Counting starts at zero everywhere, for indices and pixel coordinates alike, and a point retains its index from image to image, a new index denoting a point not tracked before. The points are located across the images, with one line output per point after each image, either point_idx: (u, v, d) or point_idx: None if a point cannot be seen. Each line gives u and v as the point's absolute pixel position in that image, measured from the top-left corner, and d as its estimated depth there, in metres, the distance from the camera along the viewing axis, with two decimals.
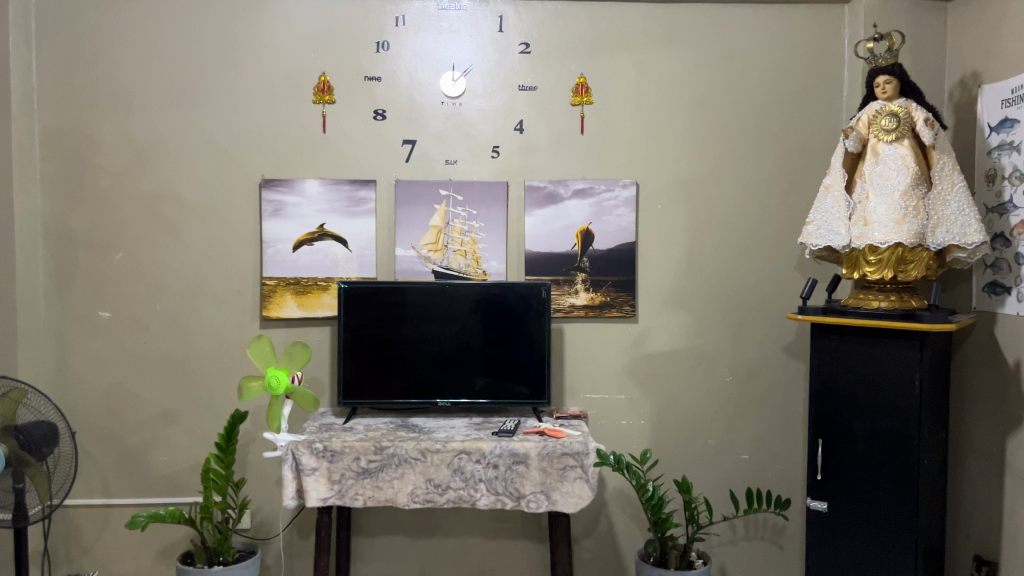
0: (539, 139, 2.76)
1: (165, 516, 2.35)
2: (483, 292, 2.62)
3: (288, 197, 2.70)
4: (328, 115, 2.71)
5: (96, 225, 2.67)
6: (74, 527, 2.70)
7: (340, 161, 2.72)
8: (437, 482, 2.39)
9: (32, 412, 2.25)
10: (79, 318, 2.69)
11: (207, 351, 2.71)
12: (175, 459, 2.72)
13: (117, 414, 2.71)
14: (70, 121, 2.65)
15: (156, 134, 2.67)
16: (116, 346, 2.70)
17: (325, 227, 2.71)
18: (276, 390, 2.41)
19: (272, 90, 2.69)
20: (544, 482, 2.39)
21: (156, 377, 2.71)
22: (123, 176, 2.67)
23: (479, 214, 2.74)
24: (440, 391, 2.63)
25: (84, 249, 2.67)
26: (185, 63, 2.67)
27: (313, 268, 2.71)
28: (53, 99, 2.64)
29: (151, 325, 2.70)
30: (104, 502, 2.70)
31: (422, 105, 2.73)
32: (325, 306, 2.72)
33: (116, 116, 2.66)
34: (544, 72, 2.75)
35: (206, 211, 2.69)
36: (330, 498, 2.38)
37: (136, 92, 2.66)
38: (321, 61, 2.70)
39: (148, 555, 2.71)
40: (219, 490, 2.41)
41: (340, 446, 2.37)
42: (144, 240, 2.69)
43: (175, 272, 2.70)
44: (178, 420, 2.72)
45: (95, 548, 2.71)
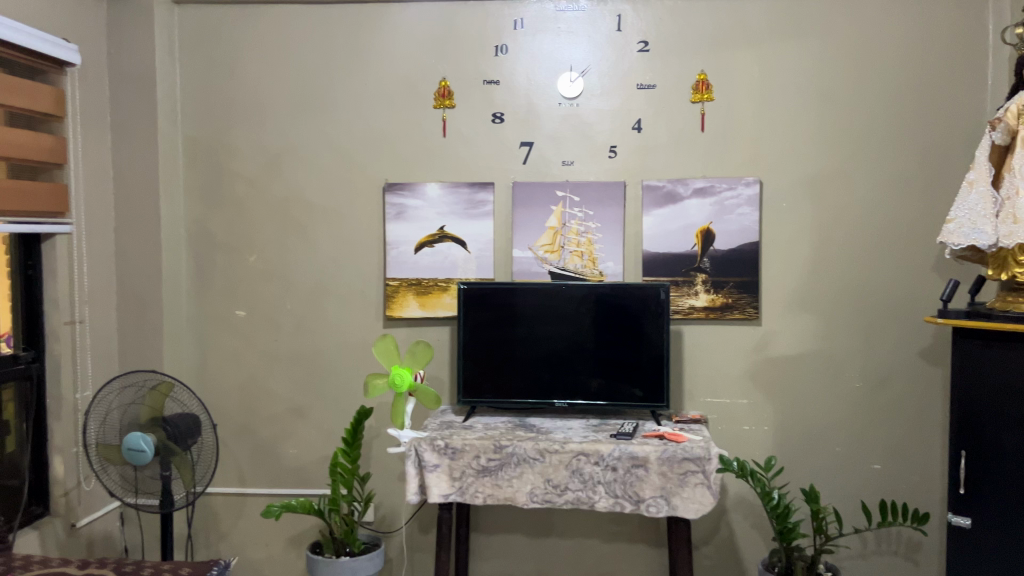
0: (657, 138, 2.72)
1: (297, 507, 2.46)
2: (600, 294, 2.60)
3: (409, 200, 2.77)
4: (448, 118, 2.76)
5: (233, 229, 2.83)
6: (213, 513, 2.86)
7: (459, 163, 2.77)
8: (555, 482, 2.39)
9: (178, 404, 2.42)
10: (217, 316, 2.85)
11: (333, 349, 2.82)
12: (304, 452, 2.84)
13: (251, 408, 2.85)
14: (210, 130, 2.82)
15: (287, 141, 2.80)
16: (250, 343, 2.84)
17: (445, 230, 2.77)
18: (400, 387, 2.48)
19: (394, 95, 2.77)
20: (664, 486, 2.36)
21: (287, 373, 2.84)
22: (257, 181, 2.81)
23: (596, 214, 2.73)
24: (556, 391, 2.64)
25: (222, 251, 2.83)
26: (313, 72, 2.78)
27: (433, 269, 2.77)
28: (195, 110, 2.82)
29: (282, 323, 2.83)
30: (240, 491, 2.85)
31: (539, 107, 2.74)
32: (445, 306, 2.77)
33: (250, 125, 2.81)
34: (663, 70, 2.71)
35: (334, 214, 2.80)
36: (452, 495, 2.43)
37: (269, 101, 2.80)
38: (442, 67, 2.75)
39: (279, 543, 2.85)
40: (346, 484, 2.50)
41: (460, 443, 2.42)
42: (276, 243, 2.82)
43: (304, 273, 2.82)
44: (307, 415, 2.84)
45: (231, 534, 2.86)
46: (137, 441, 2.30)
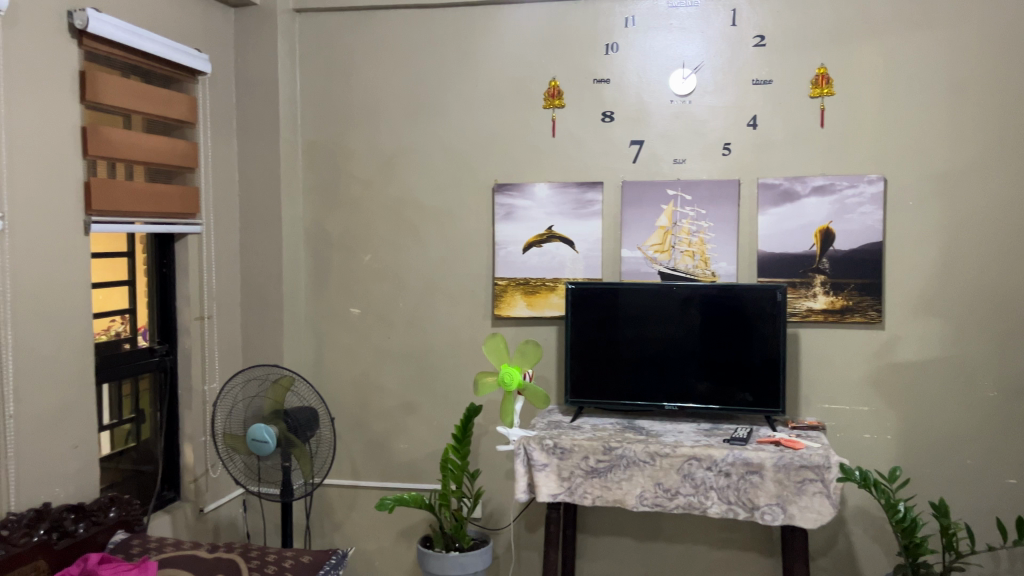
0: (774, 135, 2.64)
1: (409, 500, 2.52)
2: (712, 295, 2.54)
3: (519, 201, 2.78)
4: (558, 118, 2.76)
5: (348, 229, 2.92)
6: (328, 503, 2.96)
7: (568, 163, 2.76)
8: (666, 486, 2.35)
9: (298, 398, 2.51)
10: (333, 314, 2.94)
11: (443, 347, 2.87)
12: (414, 447, 2.90)
13: (365, 402, 2.93)
14: (328, 133, 2.91)
15: (400, 143, 2.87)
16: (364, 340, 2.93)
17: (553, 230, 2.77)
18: (509, 385, 2.50)
19: (505, 97, 2.79)
20: (780, 494, 2.28)
21: (398, 369, 2.91)
22: (372, 183, 2.89)
23: (709, 213, 2.67)
24: (665, 394, 2.59)
25: (338, 251, 2.93)
26: (425, 75, 2.84)
27: (541, 269, 2.78)
28: (314, 115, 2.92)
29: (394, 321, 2.90)
30: (353, 483, 2.94)
31: (650, 105, 2.71)
32: (552, 306, 2.77)
33: (366, 127, 2.89)
34: (780, 64, 2.62)
35: (444, 214, 2.85)
36: (560, 495, 2.43)
37: (384, 105, 2.87)
38: (553, 67, 2.76)
39: (390, 535, 2.92)
40: (456, 480, 2.54)
41: (569, 444, 2.41)
42: (389, 242, 2.89)
43: (416, 272, 2.88)
44: (417, 411, 2.90)
45: (345, 525, 2.96)
46: (261, 432, 2.41)
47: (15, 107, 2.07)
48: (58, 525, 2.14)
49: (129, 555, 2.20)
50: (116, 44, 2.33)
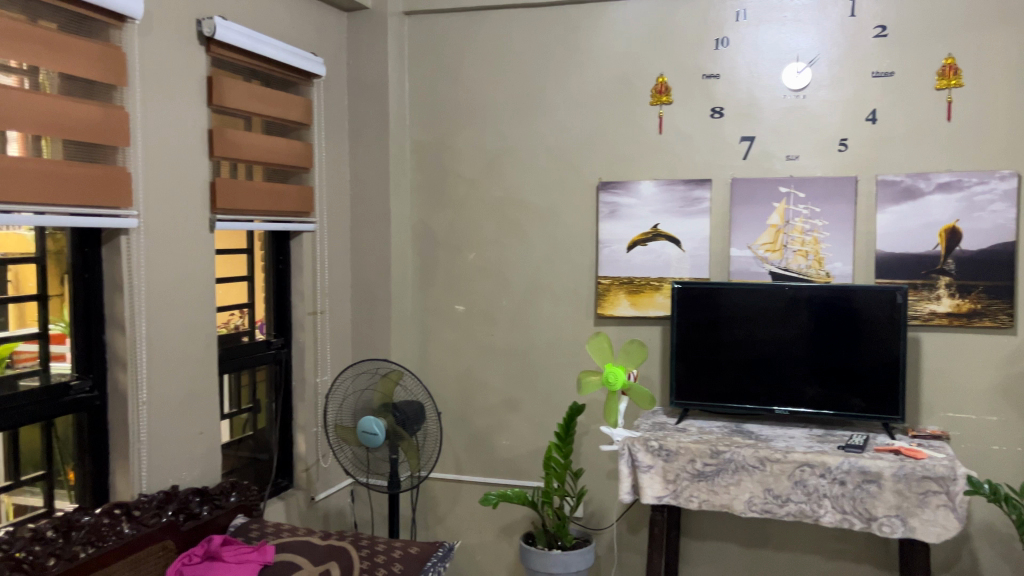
0: (895, 129, 2.52)
1: (512, 497, 2.54)
2: (827, 296, 2.45)
3: (624, 199, 2.76)
4: (665, 115, 2.72)
5: (454, 227, 2.96)
6: (432, 496, 3.02)
7: (676, 161, 2.72)
8: (776, 493, 2.28)
9: (406, 392, 2.56)
10: (438, 311, 3.00)
11: (546, 345, 2.87)
12: (517, 444, 2.92)
13: (468, 398, 2.97)
14: (435, 133, 2.97)
15: (506, 142, 2.89)
16: (468, 337, 2.97)
17: (659, 228, 2.73)
18: (613, 385, 2.48)
19: (612, 94, 2.77)
20: (900, 506, 2.18)
21: (501, 367, 2.93)
22: (477, 182, 2.93)
23: (824, 211, 2.57)
24: (775, 398, 2.51)
25: (444, 249, 2.98)
26: (531, 74, 2.85)
27: (647, 268, 2.74)
28: (422, 115, 2.98)
29: (498, 319, 2.93)
30: (456, 477, 2.99)
31: (762, 101, 2.63)
32: (657, 306, 2.73)
33: (471, 127, 2.92)
34: (903, 56, 2.50)
35: (549, 212, 2.85)
36: (665, 497, 2.40)
37: (490, 105, 2.90)
38: (660, 63, 2.72)
39: (492, 530, 2.95)
40: (559, 477, 2.54)
41: (675, 446, 2.37)
42: (493, 241, 2.92)
43: (519, 271, 2.90)
44: (520, 408, 2.91)
45: (448, 518, 3.01)
46: (370, 424, 2.47)
47: (149, 111, 2.20)
48: (184, 507, 2.26)
49: (249, 538, 2.31)
50: (238, 49, 2.44)
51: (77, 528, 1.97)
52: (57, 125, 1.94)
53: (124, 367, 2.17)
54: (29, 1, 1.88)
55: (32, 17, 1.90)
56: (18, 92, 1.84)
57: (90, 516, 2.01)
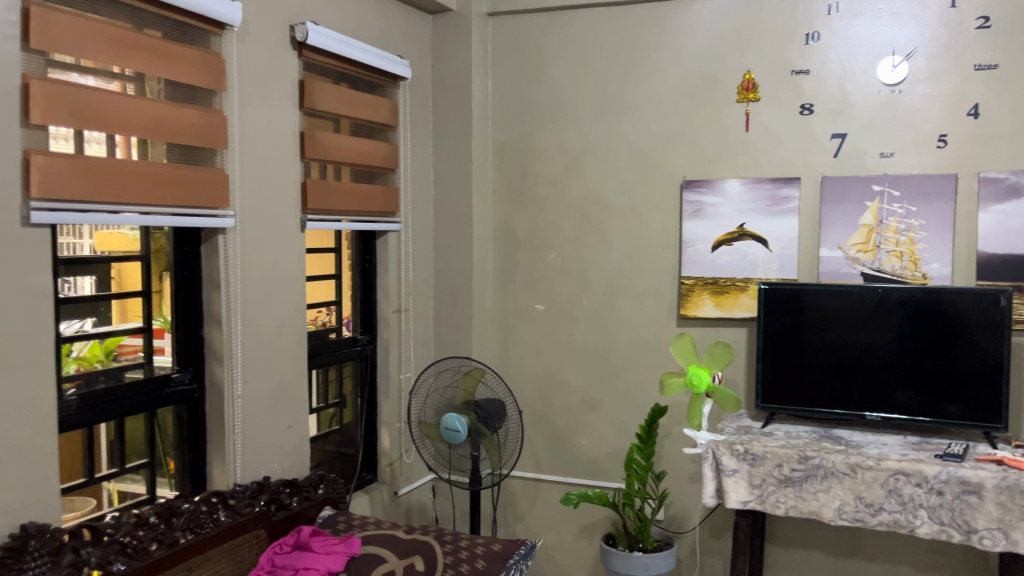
0: (999, 124, 2.41)
1: (593, 498, 2.53)
2: (923, 298, 2.35)
3: (709, 197, 2.71)
4: (752, 112, 2.67)
5: (535, 227, 2.97)
6: (512, 495, 3.04)
7: (763, 159, 2.66)
8: (868, 501, 2.21)
9: (488, 389, 2.58)
10: (519, 310, 3.01)
11: (627, 346, 2.85)
12: (597, 444, 2.91)
13: (548, 398, 2.98)
14: (517, 133, 2.98)
15: (588, 141, 2.88)
16: (548, 336, 2.97)
17: (745, 227, 2.67)
18: (698, 387, 2.45)
19: (698, 92, 2.73)
20: (1002, 518, 2.08)
21: (582, 366, 2.92)
22: (558, 182, 2.93)
23: (920, 210, 2.48)
24: (867, 403, 2.43)
25: (525, 249, 2.99)
26: (613, 72, 2.83)
27: (732, 268, 2.69)
28: (504, 115, 3.00)
29: (578, 318, 2.92)
30: (536, 476, 3.00)
31: (854, 96, 2.55)
32: (743, 307, 2.68)
33: (553, 126, 2.93)
34: (1008, 47, 2.39)
35: (631, 211, 2.83)
36: (751, 502, 2.35)
37: (572, 103, 2.90)
38: (747, 59, 2.66)
39: (571, 530, 2.95)
40: (640, 479, 2.52)
41: (761, 450, 2.32)
42: (574, 240, 2.91)
43: (600, 270, 2.88)
44: (600, 409, 2.90)
45: (527, 517, 3.02)
46: (453, 421, 2.51)
47: (245, 115, 2.28)
48: (276, 498, 2.34)
49: (337, 529, 2.37)
50: (328, 53, 2.51)
51: (177, 514, 2.06)
52: (161, 129, 2.03)
53: (221, 360, 2.26)
54: (136, 11, 1.98)
55: (139, 26, 1.99)
56: (125, 98, 1.94)
57: (189, 503, 2.10)
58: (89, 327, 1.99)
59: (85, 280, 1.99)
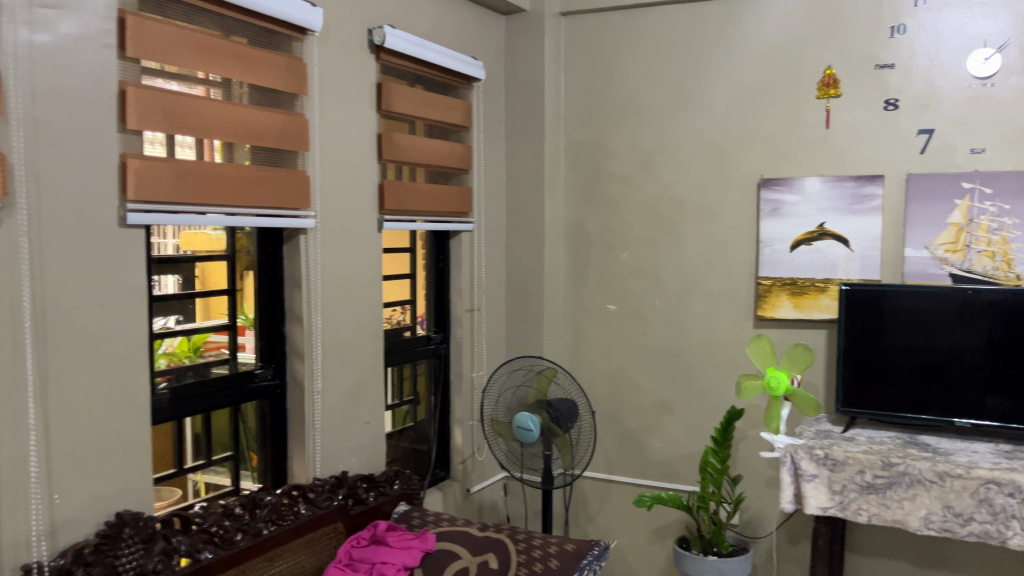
0: None
1: (667, 500, 2.51)
2: (1016, 300, 2.25)
3: (787, 196, 2.66)
4: (833, 108, 2.60)
5: (607, 226, 2.96)
6: (583, 495, 3.04)
7: (845, 156, 2.59)
8: (957, 510, 2.13)
9: (561, 389, 2.58)
10: (591, 310, 3.01)
11: (701, 347, 2.81)
12: (669, 446, 2.88)
13: (620, 398, 2.96)
14: (589, 133, 2.98)
15: (661, 140, 2.85)
16: (620, 336, 2.96)
17: (825, 227, 2.61)
18: (776, 390, 2.40)
19: (776, 88, 2.67)
20: None
21: (655, 367, 2.90)
22: (631, 181, 2.91)
23: (1014, 208, 2.38)
24: (955, 409, 2.34)
25: (597, 248, 2.98)
26: (688, 69, 2.80)
27: (812, 269, 2.62)
28: (577, 115, 3.00)
29: (651, 318, 2.90)
30: (607, 477, 2.99)
31: (942, 90, 2.46)
32: (822, 308, 2.61)
33: (626, 125, 2.91)
34: None
35: (706, 211, 2.79)
36: (831, 508, 2.28)
37: (646, 101, 2.87)
38: (829, 54, 2.60)
39: (643, 532, 2.93)
40: (715, 483, 2.48)
41: (842, 455, 2.26)
42: (647, 240, 2.89)
43: (674, 271, 2.85)
44: (673, 410, 2.87)
45: (599, 517, 3.01)
46: (526, 420, 2.52)
47: (326, 118, 2.34)
48: (353, 493, 2.39)
49: (411, 525, 2.41)
50: (405, 55, 2.55)
51: (261, 506, 2.12)
52: (246, 132, 2.09)
53: (301, 357, 2.32)
54: (224, 18, 2.04)
55: (227, 33, 2.06)
56: (213, 104, 2.00)
57: (272, 496, 2.16)
58: (175, 323, 2.07)
59: (169, 279, 2.05)
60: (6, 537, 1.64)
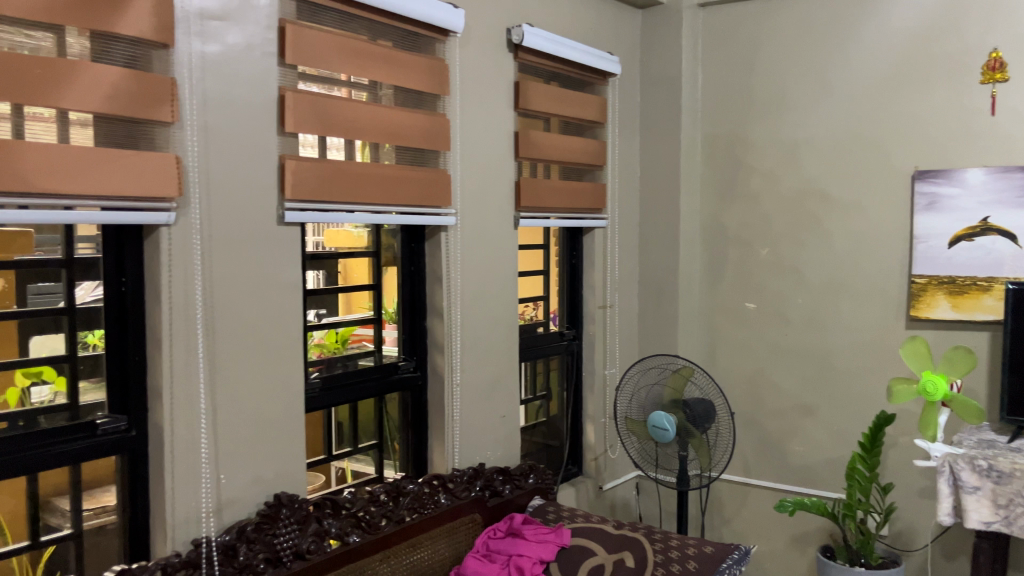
0: None
1: (811, 506, 2.42)
2: None
3: (945, 188, 2.49)
4: (999, 94, 2.41)
5: (746, 222, 2.88)
6: (718, 497, 2.97)
7: (1012, 145, 2.40)
8: None
9: (698, 389, 2.52)
10: (728, 308, 2.93)
11: (846, 348, 2.69)
12: (811, 451, 2.77)
13: (759, 400, 2.88)
14: (727, 126, 2.90)
15: (805, 132, 2.74)
16: (759, 335, 2.87)
17: (989, 221, 2.42)
18: (932, 395, 2.27)
19: (933, 73, 2.51)
20: None
21: (796, 368, 2.79)
22: (771, 175, 2.82)
23: None
24: None
25: (735, 245, 2.91)
26: (834, 57, 2.68)
27: (973, 266, 2.45)
28: (715, 108, 2.93)
29: (792, 317, 2.79)
30: (744, 480, 2.91)
31: None
32: (985, 309, 2.44)
33: (767, 117, 2.82)
34: None
35: (853, 205, 2.66)
36: (994, 524, 2.12)
37: (789, 92, 2.77)
38: (994, 35, 2.41)
39: (782, 539, 2.83)
40: (864, 491, 2.37)
41: (1009, 466, 2.09)
42: (789, 236, 2.79)
43: (817, 268, 2.74)
44: (816, 413, 2.76)
45: (734, 521, 2.94)
46: (661, 420, 2.49)
47: (466, 117, 2.39)
48: (490, 484, 2.45)
49: (546, 519, 2.43)
50: (542, 53, 2.57)
51: (404, 494, 2.20)
52: (392, 133, 2.16)
53: (441, 351, 2.39)
54: (373, 23, 2.12)
55: (375, 37, 2.13)
56: (362, 106, 2.09)
57: (414, 484, 2.24)
58: (322, 317, 2.16)
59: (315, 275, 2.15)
60: (178, 512, 1.77)
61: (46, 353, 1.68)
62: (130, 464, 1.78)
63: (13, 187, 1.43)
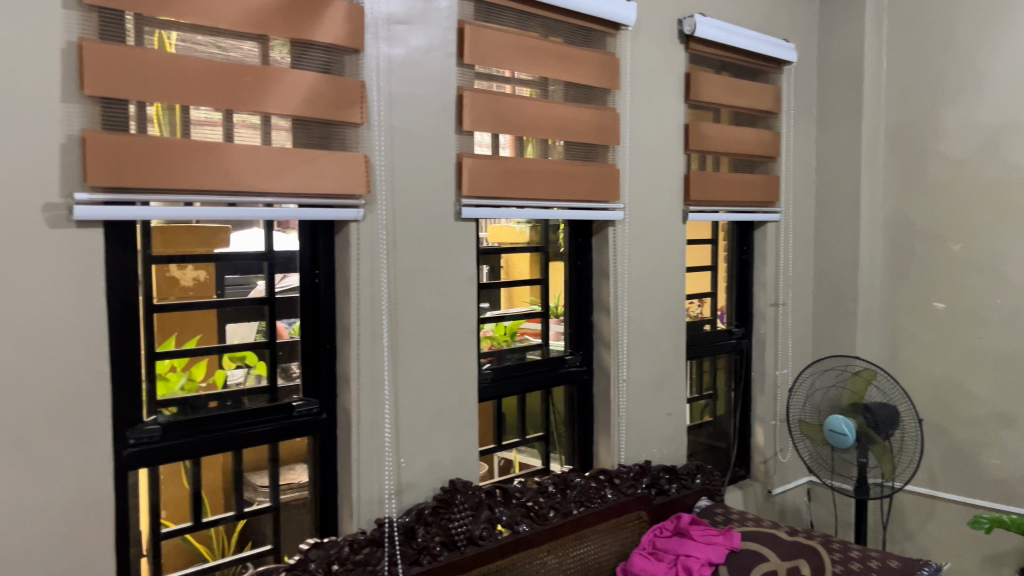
0: None
1: (1010, 525, 2.23)
2: None
3: None
4: None
5: (936, 216, 2.69)
6: (900, 508, 2.81)
7: None
8: None
9: (881, 393, 2.38)
10: (914, 308, 2.76)
11: None
12: (1010, 464, 2.53)
13: (948, 408, 2.68)
14: (915, 113, 2.72)
15: (1006, 116, 2.50)
16: (949, 337, 2.67)
17: None
18: None
19: None
20: None
21: (992, 374, 2.57)
22: (966, 164, 2.60)
23: None
24: None
25: (924, 240, 2.72)
26: None
27: None
28: (902, 94, 2.76)
29: (989, 319, 2.57)
30: (931, 493, 2.73)
31: None
32: None
33: (962, 102, 2.60)
34: None
35: None
36: None
37: (988, 73, 2.54)
38: None
39: (974, 558, 2.61)
40: None
41: None
42: (987, 230, 2.56)
43: (1019, 265, 2.49)
44: (1016, 424, 2.52)
45: (919, 535, 2.76)
46: (839, 424, 2.35)
47: (637, 111, 2.37)
48: (656, 483, 2.42)
49: (715, 521, 2.38)
50: (713, 43, 2.51)
51: (571, 487, 2.21)
52: (564, 130, 2.18)
53: (608, 346, 2.38)
54: (547, 20, 2.15)
55: (548, 34, 2.16)
56: (536, 103, 2.12)
57: (582, 478, 2.25)
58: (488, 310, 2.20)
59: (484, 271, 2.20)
60: (364, 493, 1.87)
61: (239, 340, 1.79)
62: (321, 445, 1.90)
63: (227, 187, 1.54)
